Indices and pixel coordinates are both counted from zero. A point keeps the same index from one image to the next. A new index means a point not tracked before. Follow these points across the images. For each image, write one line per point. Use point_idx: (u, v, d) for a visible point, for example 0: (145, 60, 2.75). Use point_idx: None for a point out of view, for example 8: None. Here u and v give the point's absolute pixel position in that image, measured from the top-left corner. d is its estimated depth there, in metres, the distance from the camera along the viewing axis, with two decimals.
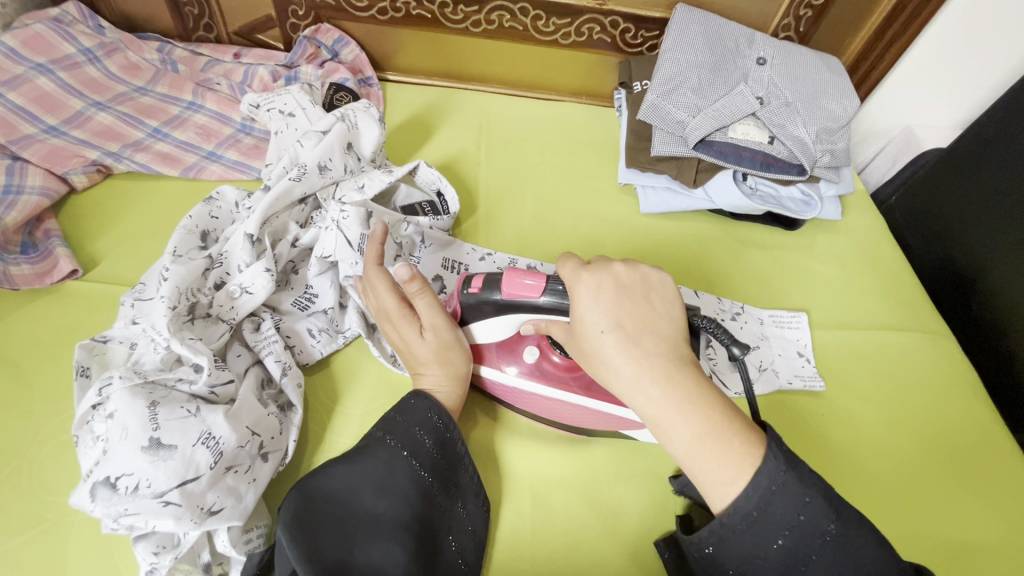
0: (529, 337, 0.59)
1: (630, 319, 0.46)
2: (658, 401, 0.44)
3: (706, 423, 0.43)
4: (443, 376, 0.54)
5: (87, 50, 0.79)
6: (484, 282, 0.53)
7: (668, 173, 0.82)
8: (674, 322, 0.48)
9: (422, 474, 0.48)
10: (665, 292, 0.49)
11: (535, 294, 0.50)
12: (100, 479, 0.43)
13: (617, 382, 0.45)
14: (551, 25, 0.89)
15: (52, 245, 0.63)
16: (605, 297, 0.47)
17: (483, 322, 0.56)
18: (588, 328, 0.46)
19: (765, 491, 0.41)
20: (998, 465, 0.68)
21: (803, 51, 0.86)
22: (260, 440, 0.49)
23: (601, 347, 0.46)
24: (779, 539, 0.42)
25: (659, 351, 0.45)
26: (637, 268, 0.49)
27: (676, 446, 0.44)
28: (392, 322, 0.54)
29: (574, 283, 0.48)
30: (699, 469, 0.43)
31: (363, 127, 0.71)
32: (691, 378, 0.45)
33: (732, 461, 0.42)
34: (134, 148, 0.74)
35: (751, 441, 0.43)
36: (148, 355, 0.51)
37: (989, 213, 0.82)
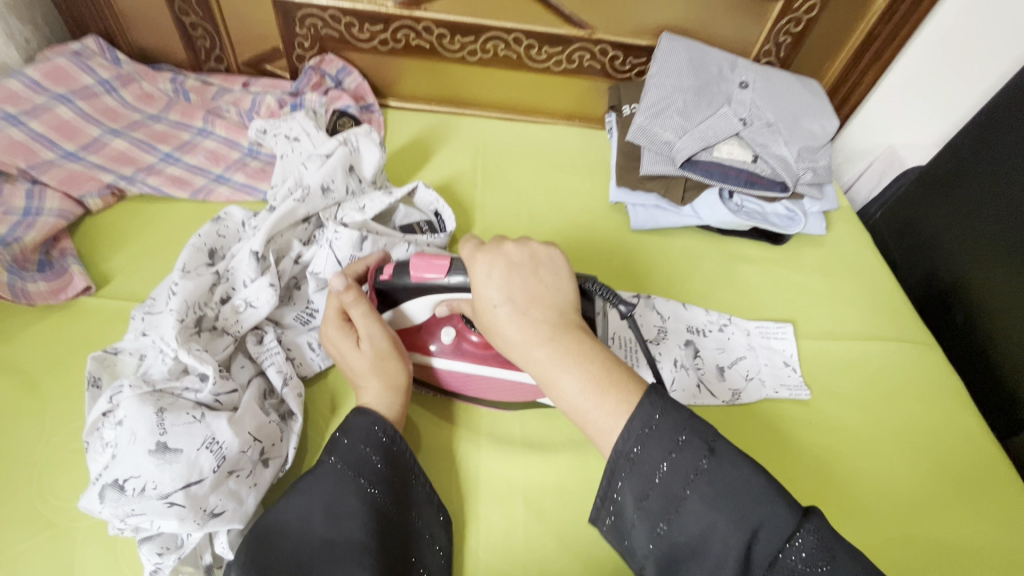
0: (446, 318, 0.63)
1: (520, 290, 0.48)
2: (542, 361, 0.46)
3: (592, 377, 0.45)
4: (380, 389, 0.54)
5: (104, 82, 0.85)
6: (395, 269, 0.56)
7: (657, 191, 0.86)
8: (565, 293, 0.50)
9: (372, 493, 0.48)
10: (555, 265, 0.51)
11: (441, 274, 0.54)
12: (109, 481, 0.45)
13: (513, 350, 0.48)
14: (543, 53, 0.94)
15: (68, 263, 0.66)
16: (498, 275, 0.49)
17: (401, 306, 0.59)
18: (485, 303, 0.49)
19: (641, 432, 0.42)
20: (985, 471, 0.69)
21: (784, 75, 0.90)
22: (262, 446, 0.51)
23: (496, 320, 0.48)
24: (659, 475, 0.42)
25: (547, 318, 0.47)
26: (526, 246, 0.51)
27: (564, 401, 0.46)
28: (328, 330, 0.56)
29: (471, 263, 0.51)
30: (585, 419, 0.44)
31: (364, 150, 0.75)
32: (578, 340, 0.47)
33: (609, 408, 0.44)
34: (147, 172, 0.77)
35: (628, 390, 0.44)
36: (156, 366, 0.53)
37: (967, 226, 0.84)
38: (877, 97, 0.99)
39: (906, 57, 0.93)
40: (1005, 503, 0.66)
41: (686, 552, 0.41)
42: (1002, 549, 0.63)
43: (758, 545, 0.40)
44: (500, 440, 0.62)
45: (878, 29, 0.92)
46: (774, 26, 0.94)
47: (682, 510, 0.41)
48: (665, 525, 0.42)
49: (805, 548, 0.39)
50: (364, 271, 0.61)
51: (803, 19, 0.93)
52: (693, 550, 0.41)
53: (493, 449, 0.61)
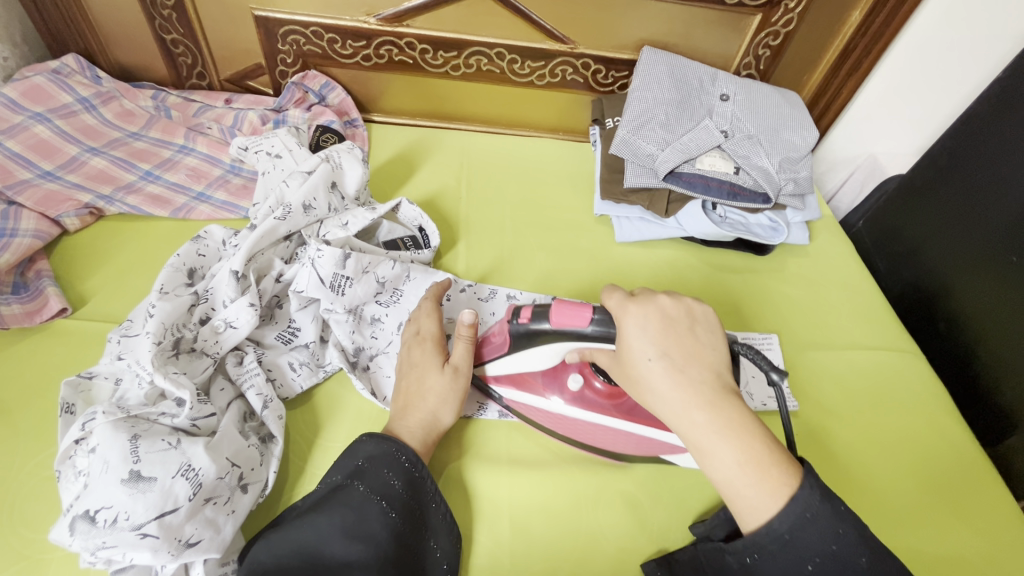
0: (572, 364, 0.62)
1: (677, 349, 0.50)
2: (700, 427, 0.47)
3: (746, 450, 0.46)
4: (426, 415, 0.57)
5: (84, 100, 0.84)
6: (533, 313, 0.56)
7: (641, 204, 0.86)
8: (718, 354, 0.51)
9: (393, 517, 0.49)
10: (709, 326, 0.53)
11: (582, 324, 0.54)
12: (79, 512, 0.43)
13: (666, 411, 0.49)
14: (526, 68, 0.94)
15: (43, 285, 0.65)
16: (652, 329, 0.51)
17: (527, 352, 0.59)
18: (636, 356, 0.50)
19: (798, 516, 0.43)
20: (972, 480, 0.69)
21: (763, 87, 0.91)
22: (240, 471, 0.50)
23: (649, 375, 0.49)
24: (809, 565, 0.42)
25: (707, 381, 0.49)
26: (682, 302, 0.53)
27: (716, 470, 0.47)
28: (423, 345, 0.60)
29: (622, 313, 0.52)
30: (738, 494, 0.45)
31: (347, 167, 0.75)
32: (735, 409, 0.48)
33: (768, 487, 0.44)
34: (126, 191, 0.77)
35: (787, 470, 0.45)
36: (133, 391, 0.52)
37: (949, 234, 0.85)
38: (856, 107, 1.00)
39: (884, 67, 0.95)
40: (992, 512, 0.66)
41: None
42: (993, 559, 0.63)
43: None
44: (487, 459, 0.61)
45: (855, 42, 0.93)
46: (752, 40, 0.95)
47: None
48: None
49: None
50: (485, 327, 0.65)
51: (781, 33, 0.95)
52: None
53: (477, 467, 0.61)
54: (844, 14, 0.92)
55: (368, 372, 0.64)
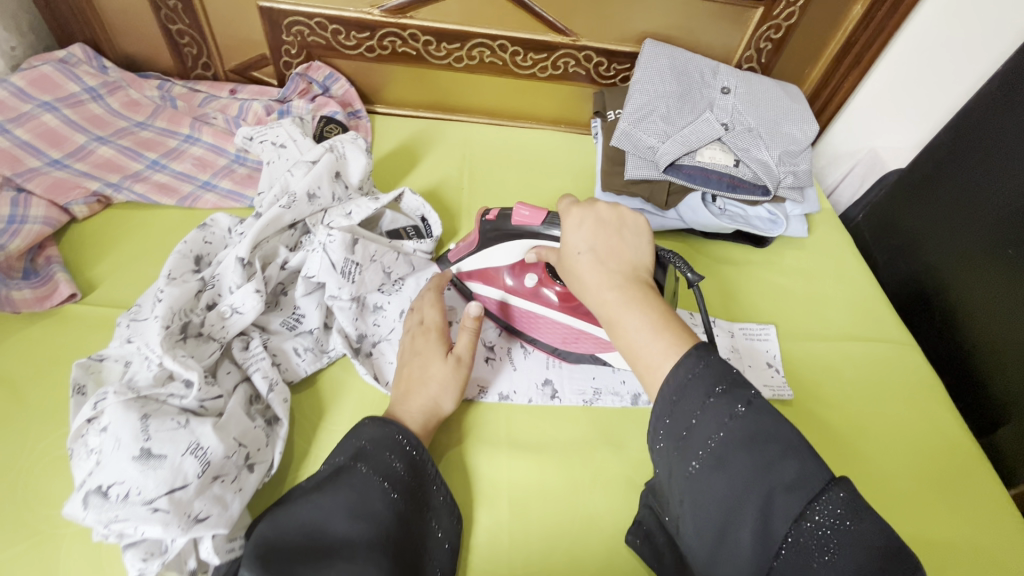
0: (532, 265, 0.69)
1: (603, 244, 0.52)
2: (611, 302, 0.49)
3: (650, 319, 0.47)
4: (428, 398, 0.58)
5: (91, 89, 0.85)
6: (499, 214, 0.66)
7: (642, 195, 0.87)
8: (643, 253, 0.53)
9: (396, 498, 0.50)
10: (644, 231, 0.55)
11: (537, 223, 0.63)
12: (92, 488, 0.45)
13: (585, 293, 0.51)
14: (528, 60, 0.95)
15: (53, 271, 0.66)
16: (584, 228, 0.54)
17: (495, 250, 0.68)
18: (569, 250, 0.53)
19: (684, 378, 0.43)
20: (965, 470, 0.70)
21: (764, 80, 0.91)
22: (246, 451, 0.51)
23: (577, 266, 0.52)
24: (694, 417, 0.42)
25: (623, 268, 0.51)
26: (617, 208, 0.55)
27: (624, 342, 0.48)
28: (427, 333, 0.62)
29: (564, 218, 0.56)
30: (637, 358, 0.46)
31: (351, 156, 0.76)
32: (645, 290, 0.49)
33: (662, 349, 0.45)
34: (133, 179, 0.78)
35: (682, 336, 0.46)
36: (141, 373, 0.53)
37: (945, 228, 0.86)
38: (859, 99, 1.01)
39: (884, 60, 0.95)
40: (983, 501, 0.68)
41: (713, 493, 0.41)
42: (983, 546, 0.64)
43: (779, 500, 0.39)
44: (488, 443, 0.63)
45: (856, 36, 0.94)
46: (754, 33, 0.95)
47: (722, 460, 0.41)
48: (696, 465, 0.42)
49: (832, 505, 0.39)
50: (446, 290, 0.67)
51: (783, 26, 0.95)
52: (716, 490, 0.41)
53: (477, 450, 0.62)
54: (845, 7, 0.92)
55: (371, 358, 0.65)
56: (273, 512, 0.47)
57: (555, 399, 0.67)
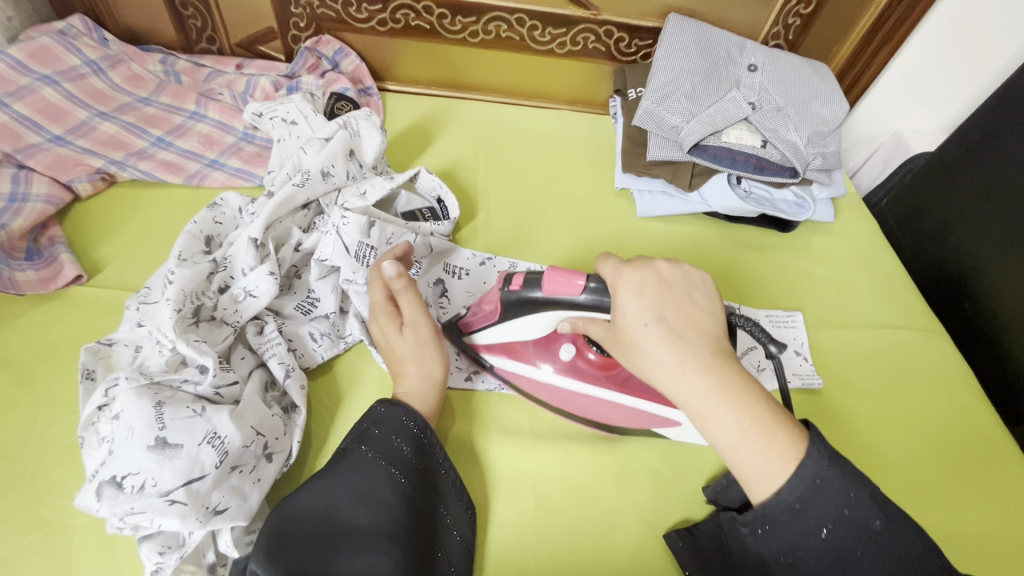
0: (564, 335, 0.61)
1: (673, 313, 0.47)
2: (702, 392, 0.44)
3: (748, 414, 0.44)
4: (416, 376, 0.54)
5: (92, 62, 0.81)
6: (524, 281, 0.55)
7: (664, 177, 0.84)
8: (715, 319, 0.49)
9: (404, 483, 0.48)
10: (705, 292, 0.51)
11: (575, 292, 0.53)
12: (106, 478, 0.43)
13: (663, 377, 0.46)
14: (547, 35, 0.91)
15: (57, 251, 0.64)
16: (648, 295, 0.48)
17: (519, 320, 0.58)
18: (632, 322, 0.48)
19: (810, 482, 0.42)
20: (996, 464, 0.68)
21: (793, 58, 0.88)
22: (264, 440, 0.49)
23: (645, 341, 0.47)
24: (824, 530, 0.42)
25: (704, 345, 0.47)
26: (678, 266, 0.51)
27: (720, 439, 0.44)
28: (376, 316, 0.56)
29: (618, 280, 0.50)
30: (744, 462, 0.43)
31: (365, 134, 0.72)
32: (734, 373, 0.45)
33: (773, 451, 0.43)
34: (138, 157, 0.74)
35: (791, 433, 0.43)
36: (154, 358, 0.51)
37: (977, 212, 0.83)
38: (886, 81, 0.97)
39: (912, 45, 0.92)
40: (1015, 494, 0.66)
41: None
42: (1016, 539, 0.63)
43: None
44: (511, 433, 0.61)
45: (889, 12, 0.89)
46: (782, 8, 0.91)
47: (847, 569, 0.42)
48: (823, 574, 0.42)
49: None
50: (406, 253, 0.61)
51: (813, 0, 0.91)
52: None
53: (500, 440, 0.60)
54: None
55: None
56: (283, 506, 0.45)
57: None
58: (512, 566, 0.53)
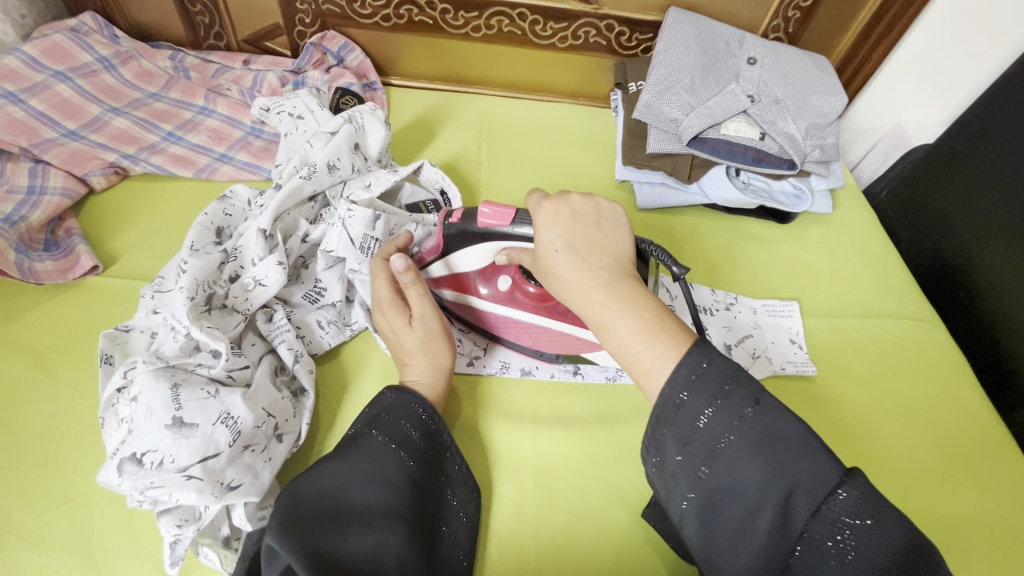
0: (505, 267, 0.64)
1: (582, 239, 0.50)
2: (598, 303, 0.47)
3: (641, 320, 0.46)
4: (425, 367, 0.57)
5: (104, 59, 0.83)
6: (462, 215, 0.59)
7: (664, 169, 0.85)
8: (623, 246, 0.51)
9: (411, 465, 0.50)
10: (618, 220, 0.53)
11: (506, 223, 0.56)
12: (127, 455, 0.45)
13: (569, 295, 0.49)
14: (548, 29, 0.92)
15: (74, 243, 0.66)
16: (560, 224, 0.51)
17: (463, 252, 0.62)
18: (545, 248, 0.50)
19: (687, 374, 0.42)
20: (988, 450, 0.69)
21: (792, 51, 0.89)
22: (275, 421, 0.51)
23: (554, 264, 0.50)
24: (703, 418, 0.41)
25: (606, 263, 0.49)
26: (591, 199, 0.53)
27: (615, 343, 0.46)
28: (383, 310, 0.59)
29: (537, 212, 0.53)
30: (636, 362, 0.45)
31: (370, 128, 0.74)
32: (633, 287, 0.48)
33: (656, 348, 0.44)
34: (150, 151, 0.77)
35: (675, 334, 0.45)
36: (168, 344, 0.53)
37: (973, 204, 0.84)
38: (885, 74, 0.98)
39: (911, 37, 0.93)
40: (1008, 479, 0.67)
41: (726, 495, 0.40)
42: (1007, 524, 0.64)
43: (798, 499, 0.39)
44: (511, 417, 0.63)
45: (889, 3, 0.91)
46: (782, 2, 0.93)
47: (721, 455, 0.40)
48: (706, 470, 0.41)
49: (849, 499, 0.38)
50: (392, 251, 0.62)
51: None
52: (730, 495, 0.40)
53: (501, 424, 0.62)
54: None
55: None
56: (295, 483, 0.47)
57: (578, 375, 0.66)
58: (513, 545, 0.55)
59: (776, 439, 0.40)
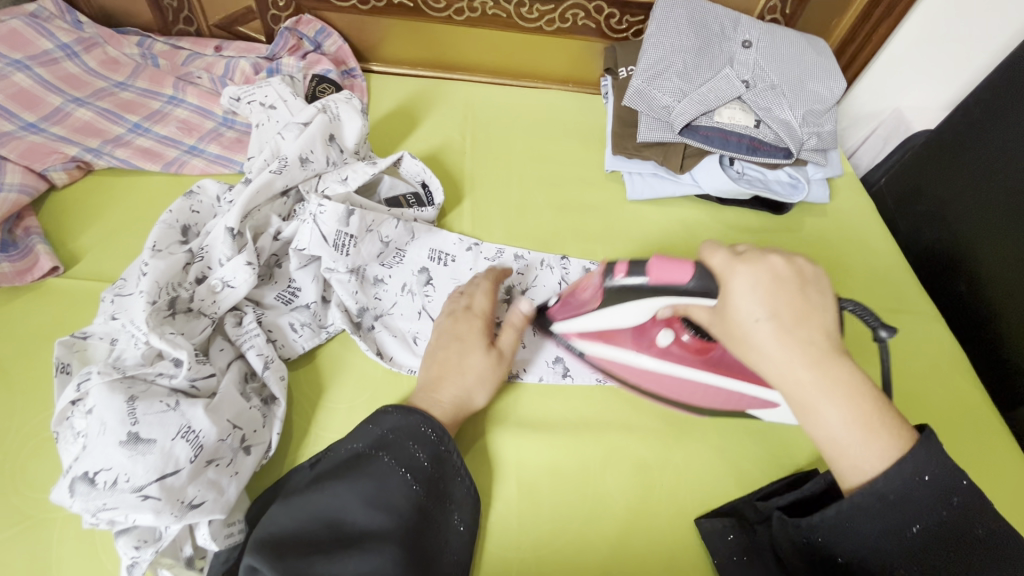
0: (661, 321, 0.59)
1: (787, 308, 0.44)
2: (807, 385, 0.43)
3: (855, 412, 0.42)
4: (462, 389, 0.55)
5: (65, 46, 0.79)
6: (629, 268, 0.54)
7: (655, 159, 0.82)
8: (829, 315, 0.46)
9: (416, 489, 0.47)
10: (819, 285, 0.47)
11: (685, 279, 0.51)
12: (78, 474, 0.42)
13: (770, 371, 0.44)
14: (535, 12, 0.88)
15: (32, 243, 0.63)
16: (762, 288, 0.45)
17: (618, 309, 0.57)
18: (742, 316, 0.45)
19: (904, 479, 0.41)
20: (986, 447, 0.67)
21: (788, 32, 0.85)
22: (241, 433, 0.49)
23: (753, 335, 0.44)
24: (913, 525, 0.41)
25: (815, 340, 0.44)
26: (792, 261, 0.47)
27: (821, 429, 0.43)
28: (469, 320, 0.58)
29: (727, 273, 0.47)
30: (842, 453, 0.42)
31: (345, 118, 0.71)
32: (848, 370, 0.43)
33: (877, 450, 0.41)
34: (115, 144, 0.73)
35: (900, 436, 0.42)
36: (129, 351, 0.50)
37: (975, 194, 0.81)
38: (885, 58, 0.94)
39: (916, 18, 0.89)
40: (1007, 479, 0.65)
41: None
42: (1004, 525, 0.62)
43: None
44: (495, 421, 0.60)
45: None
46: None
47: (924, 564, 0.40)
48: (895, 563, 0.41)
49: None
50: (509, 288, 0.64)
51: None
52: None
53: (483, 428, 0.59)
54: None
55: (372, 333, 0.62)
56: (277, 485, 0.50)
57: (567, 377, 0.64)
58: (494, 557, 0.53)
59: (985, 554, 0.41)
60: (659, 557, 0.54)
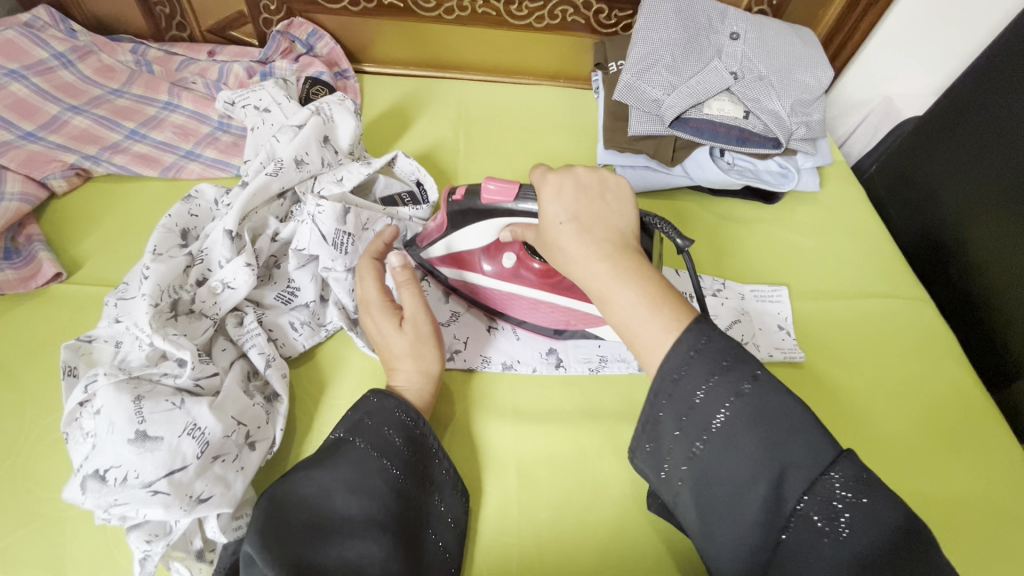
0: (510, 244, 0.64)
1: (585, 211, 0.48)
2: (601, 275, 0.44)
3: (646, 289, 0.43)
4: (412, 370, 0.56)
5: (60, 54, 0.80)
6: (466, 191, 0.58)
7: (646, 152, 0.83)
8: (628, 219, 0.49)
9: (394, 473, 0.49)
10: (622, 193, 0.51)
11: (510, 199, 0.55)
12: (89, 472, 0.44)
13: (573, 269, 0.47)
14: (524, 9, 0.89)
15: (35, 250, 0.64)
16: (565, 196, 0.49)
17: (461, 233, 0.62)
18: (549, 221, 0.48)
19: (687, 354, 0.40)
20: (976, 428, 0.68)
21: (775, 24, 0.86)
22: (246, 429, 0.50)
23: (559, 237, 0.47)
24: (700, 392, 0.40)
25: (611, 236, 0.47)
26: (596, 172, 0.51)
27: (616, 315, 0.44)
28: (370, 312, 0.57)
29: (541, 184, 0.51)
30: (635, 334, 0.43)
31: (339, 119, 0.72)
32: (636, 259, 0.45)
33: (660, 323, 0.42)
34: (112, 150, 0.74)
35: (680, 310, 0.42)
36: (134, 352, 0.52)
37: (966, 179, 0.82)
38: (873, 45, 0.95)
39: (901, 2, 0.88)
40: (998, 458, 0.66)
41: (719, 473, 0.40)
42: (994, 502, 0.63)
43: (791, 478, 0.38)
44: (495, 412, 0.62)
45: None
46: None
47: (717, 428, 0.40)
48: (701, 446, 0.40)
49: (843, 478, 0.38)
50: (381, 248, 0.61)
51: None
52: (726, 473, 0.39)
53: (481, 420, 0.61)
54: None
55: None
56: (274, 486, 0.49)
57: (559, 367, 0.65)
58: (496, 545, 0.54)
59: (775, 416, 0.39)
60: (655, 539, 0.56)
